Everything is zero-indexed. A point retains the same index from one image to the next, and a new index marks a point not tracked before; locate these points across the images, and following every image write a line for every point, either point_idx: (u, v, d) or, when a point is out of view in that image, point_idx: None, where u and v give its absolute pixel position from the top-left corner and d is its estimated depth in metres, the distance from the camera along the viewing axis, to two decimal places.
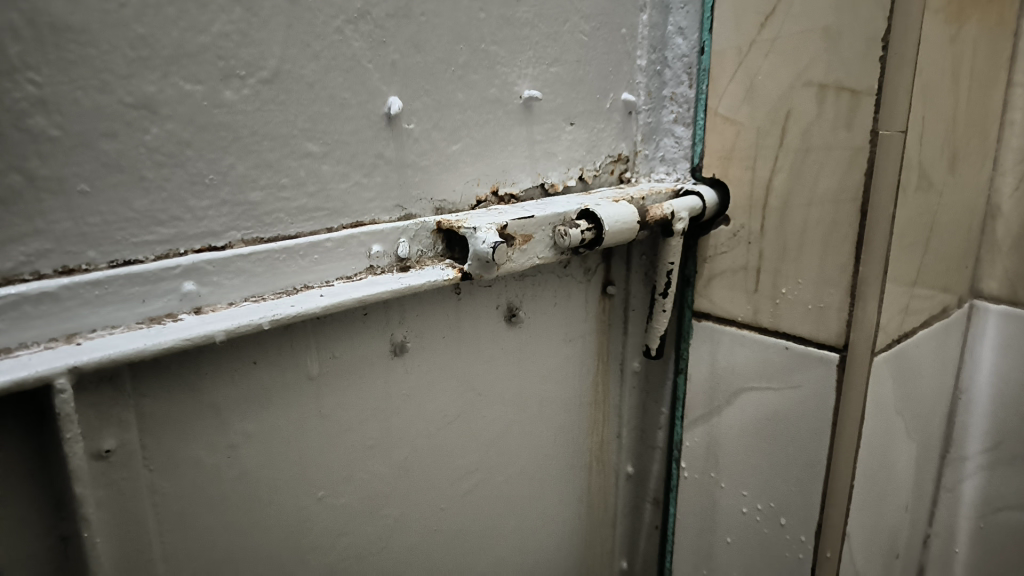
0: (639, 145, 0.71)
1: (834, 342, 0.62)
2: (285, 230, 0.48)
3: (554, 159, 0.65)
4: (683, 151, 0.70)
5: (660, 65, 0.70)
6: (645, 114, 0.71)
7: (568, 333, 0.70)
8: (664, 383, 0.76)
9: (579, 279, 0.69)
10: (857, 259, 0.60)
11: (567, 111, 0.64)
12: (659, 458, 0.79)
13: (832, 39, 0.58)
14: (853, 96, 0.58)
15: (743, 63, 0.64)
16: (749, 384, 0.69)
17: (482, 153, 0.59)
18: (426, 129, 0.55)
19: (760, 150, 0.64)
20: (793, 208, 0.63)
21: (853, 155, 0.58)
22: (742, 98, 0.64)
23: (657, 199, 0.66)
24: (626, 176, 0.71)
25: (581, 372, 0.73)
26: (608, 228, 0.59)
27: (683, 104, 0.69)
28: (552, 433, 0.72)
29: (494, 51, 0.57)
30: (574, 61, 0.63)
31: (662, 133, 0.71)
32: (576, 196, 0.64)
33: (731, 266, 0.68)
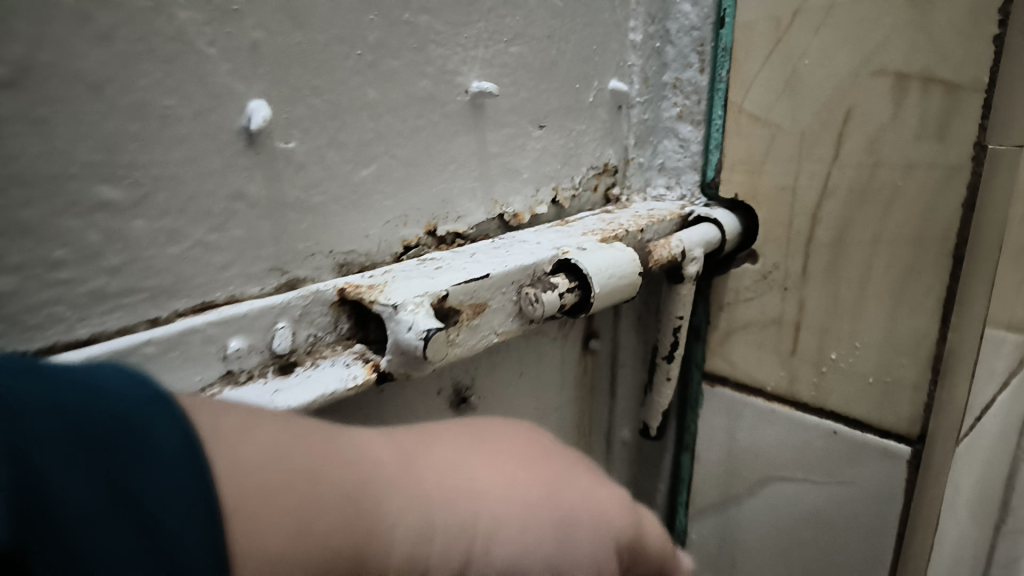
0: (631, 151, 0.54)
1: (906, 431, 0.45)
2: (67, 333, 0.28)
3: (517, 179, 0.46)
4: (689, 157, 0.52)
5: (660, 41, 0.52)
6: (641, 108, 0.53)
7: (540, 411, 0.52)
8: (664, 455, 0.60)
9: (552, 335, 0.51)
10: (946, 322, 0.42)
11: (533, 110, 0.45)
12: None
13: (920, 8, 0.39)
14: (947, 91, 0.39)
15: (782, 41, 0.45)
16: (780, 474, 0.52)
17: (407, 177, 0.39)
18: (317, 148, 0.35)
19: (805, 163, 0.46)
20: (851, 246, 0.45)
21: (944, 176, 0.40)
22: (781, 90, 0.46)
23: (662, 229, 0.48)
24: (614, 194, 0.54)
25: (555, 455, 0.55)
26: (597, 287, 0.40)
27: (691, 94, 0.51)
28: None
29: (424, 23, 0.37)
30: (545, 38, 0.44)
31: (663, 133, 0.53)
32: (550, 230, 0.46)
33: (759, 318, 0.51)
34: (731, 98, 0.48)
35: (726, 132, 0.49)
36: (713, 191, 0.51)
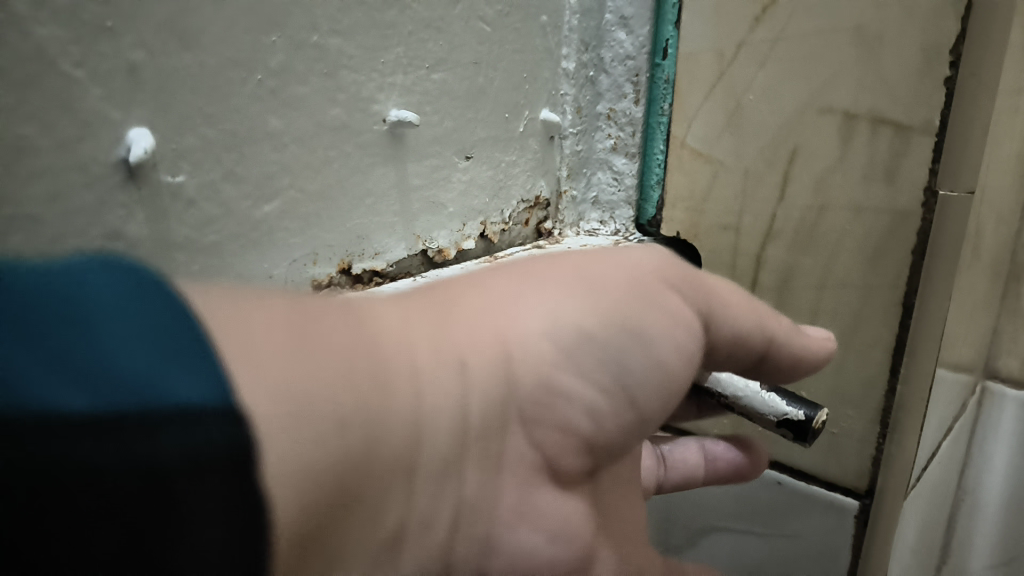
0: (564, 183, 0.51)
1: (852, 484, 0.43)
2: None
3: (443, 213, 0.43)
4: (624, 191, 0.50)
5: (594, 70, 0.50)
6: (573, 140, 0.51)
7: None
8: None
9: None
10: (896, 373, 0.40)
11: (460, 139, 0.42)
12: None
13: (868, 47, 0.37)
14: (897, 133, 0.37)
15: (724, 74, 0.43)
16: (723, 524, 0.49)
17: (317, 212, 0.36)
18: (210, 182, 0.30)
19: (747, 204, 0.43)
20: (798, 291, 0.42)
21: (892, 223, 0.38)
22: (724, 126, 0.43)
23: None
24: (546, 228, 0.51)
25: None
26: None
27: (625, 125, 0.49)
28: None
29: (334, 46, 0.34)
30: (470, 64, 0.42)
31: (596, 165, 0.52)
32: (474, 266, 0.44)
33: None
34: (673, 132, 0.46)
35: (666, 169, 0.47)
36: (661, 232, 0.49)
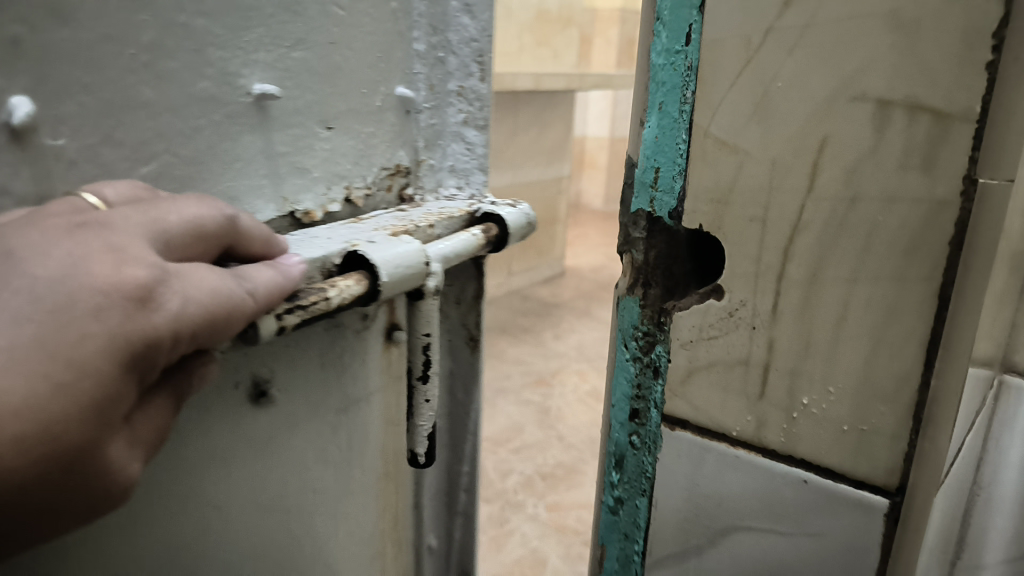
0: (421, 152, 0.51)
1: (883, 482, 0.42)
2: None
3: (308, 177, 0.41)
4: (476, 159, 0.54)
5: (442, 51, 0.50)
6: (428, 114, 0.50)
7: (341, 402, 0.48)
8: (470, 417, 0.60)
9: (355, 330, 0.48)
10: (931, 366, 0.39)
11: (320, 108, 0.41)
12: (462, 526, 0.64)
13: (904, 32, 0.36)
14: (935, 120, 0.36)
15: (751, 61, 0.41)
16: (745, 523, 0.49)
17: (191, 177, 0.34)
18: (91, 146, 0.29)
19: (775, 196, 0.42)
20: (826, 284, 0.41)
21: (929, 213, 0.38)
22: (751, 115, 0.42)
23: (451, 224, 0.49)
24: (407, 193, 0.51)
25: (362, 446, 0.51)
26: (384, 278, 0.38)
27: (474, 101, 0.52)
28: (347, 549, 0.52)
29: (202, 27, 0.33)
30: (327, 44, 0.40)
31: (449, 138, 0.53)
32: (342, 226, 0.43)
33: (724, 358, 0.46)
34: (695, 121, 0.45)
35: (684, 159, 0.46)
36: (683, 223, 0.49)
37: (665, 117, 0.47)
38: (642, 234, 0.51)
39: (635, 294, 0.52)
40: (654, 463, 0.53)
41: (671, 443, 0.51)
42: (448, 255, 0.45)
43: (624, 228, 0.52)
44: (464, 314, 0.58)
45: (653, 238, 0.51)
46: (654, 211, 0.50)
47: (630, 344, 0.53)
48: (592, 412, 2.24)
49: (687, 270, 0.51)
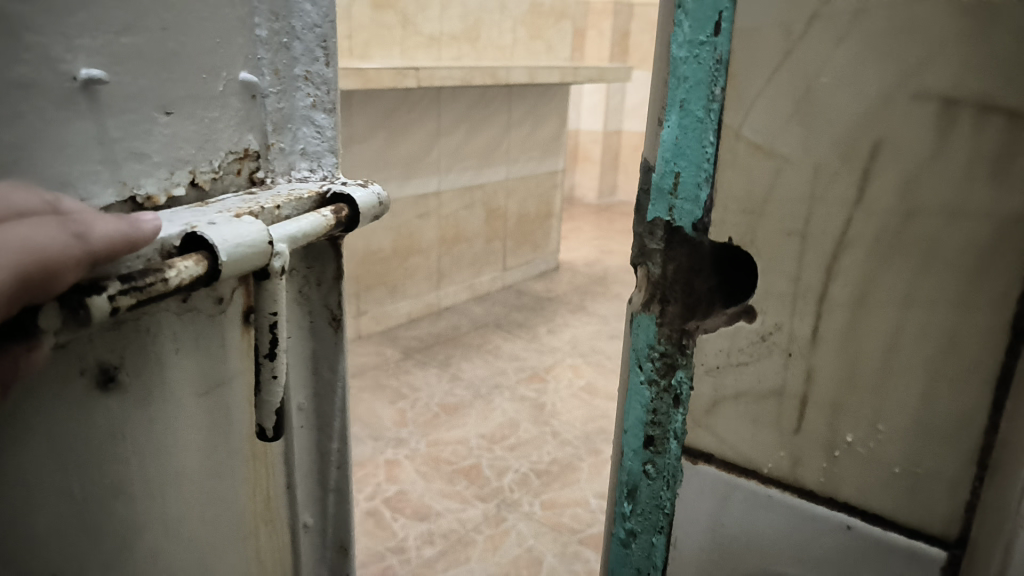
0: (271, 136, 0.44)
1: (940, 529, 0.38)
2: None
3: (149, 164, 0.36)
4: (328, 143, 0.48)
5: (286, 36, 0.44)
6: (276, 98, 0.44)
7: (202, 384, 0.43)
8: (339, 396, 0.55)
9: (207, 315, 0.42)
10: (998, 402, 0.35)
11: (155, 91, 0.36)
12: (336, 500, 0.58)
13: (977, 24, 0.32)
14: (1010, 125, 0.32)
15: (791, 53, 0.36)
16: (776, 568, 0.44)
17: (17, 165, 0.30)
18: None
19: (816, 207, 0.37)
20: (874, 307, 0.37)
21: (999, 232, 0.33)
22: (789, 115, 0.37)
23: (300, 206, 0.43)
24: (258, 177, 0.44)
25: (226, 430, 0.46)
26: (222, 259, 0.34)
27: (322, 85, 0.47)
28: (211, 543, 0.47)
29: (20, 11, 0.29)
30: (160, 29, 0.35)
31: (299, 121, 0.46)
32: (188, 210, 0.38)
33: (756, 387, 0.42)
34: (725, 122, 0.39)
35: (709, 164, 0.41)
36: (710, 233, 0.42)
37: (688, 116, 0.41)
38: (660, 246, 0.45)
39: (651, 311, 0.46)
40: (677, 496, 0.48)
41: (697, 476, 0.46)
42: (293, 235, 0.40)
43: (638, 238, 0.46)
44: (326, 295, 0.52)
45: (672, 249, 0.45)
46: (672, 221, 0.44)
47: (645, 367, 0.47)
48: (587, 410, 2.18)
49: (711, 285, 0.45)
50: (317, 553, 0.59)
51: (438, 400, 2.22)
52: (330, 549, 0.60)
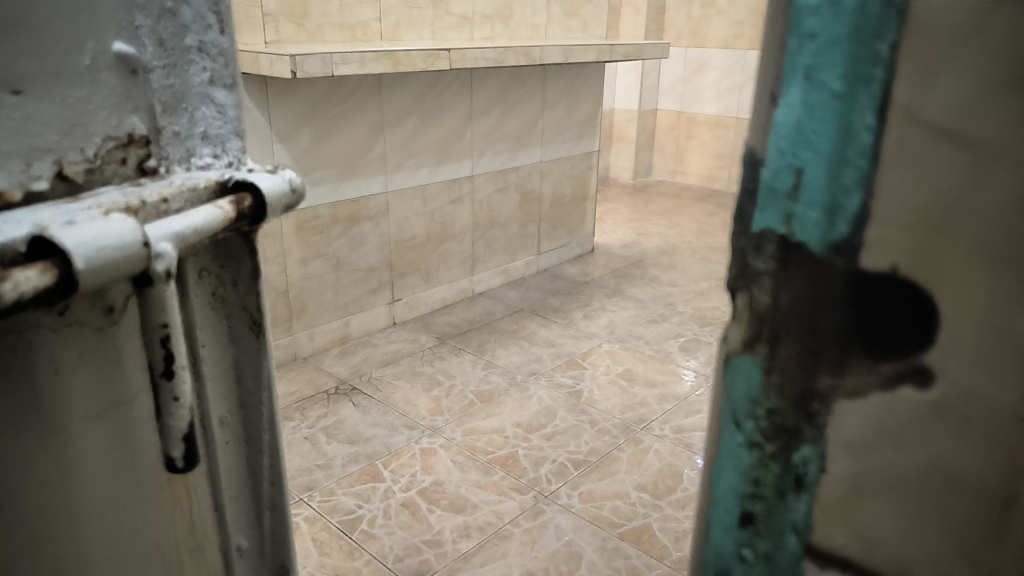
0: (165, 119, 0.63)
1: None
2: None
3: (37, 151, 0.53)
4: (224, 121, 0.68)
5: (176, 10, 0.62)
6: (162, 73, 0.62)
7: (94, 409, 0.61)
8: (263, 405, 0.77)
9: (99, 325, 0.59)
10: None
11: (12, 78, 0.51)
12: (269, 517, 0.83)
13: None
14: None
15: (964, 48, 0.38)
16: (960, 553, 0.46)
17: None
18: None
19: (984, 212, 0.40)
20: None
21: None
22: (973, 108, 0.39)
23: (192, 197, 0.63)
24: (150, 165, 0.62)
25: (134, 453, 0.65)
26: (83, 266, 0.50)
27: (215, 56, 0.66)
28: (125, 555, 0.67)
29: None
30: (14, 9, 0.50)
31: (198, 100, 0.65)
32: (53, 207, 0.53)
33: (946, 382, 0.44)
34: (884, 143, 0.42)
35: (838, 163, 0.43)
36: (855, 255, 0.44)
37: (816, 97, 0.43)
38: (770, 259, 0.47)
39: (758, 352, 0.50)
40: (828, 510, 0.51)
41: (828, 501, 0.50)
42: (183, 232, 0.58)
43: (742, 254, 0.49)
44: (242, 297, 0.72)
45: (785, 281, 0.47)
46: (791, 234, 0.46)
47: (763, 402, 0.50)
48: (597, 541, 2.38)
49: (838, 320, 0.46)
50: (255, 562, 0.83)
51: (455, 530, 2.42)
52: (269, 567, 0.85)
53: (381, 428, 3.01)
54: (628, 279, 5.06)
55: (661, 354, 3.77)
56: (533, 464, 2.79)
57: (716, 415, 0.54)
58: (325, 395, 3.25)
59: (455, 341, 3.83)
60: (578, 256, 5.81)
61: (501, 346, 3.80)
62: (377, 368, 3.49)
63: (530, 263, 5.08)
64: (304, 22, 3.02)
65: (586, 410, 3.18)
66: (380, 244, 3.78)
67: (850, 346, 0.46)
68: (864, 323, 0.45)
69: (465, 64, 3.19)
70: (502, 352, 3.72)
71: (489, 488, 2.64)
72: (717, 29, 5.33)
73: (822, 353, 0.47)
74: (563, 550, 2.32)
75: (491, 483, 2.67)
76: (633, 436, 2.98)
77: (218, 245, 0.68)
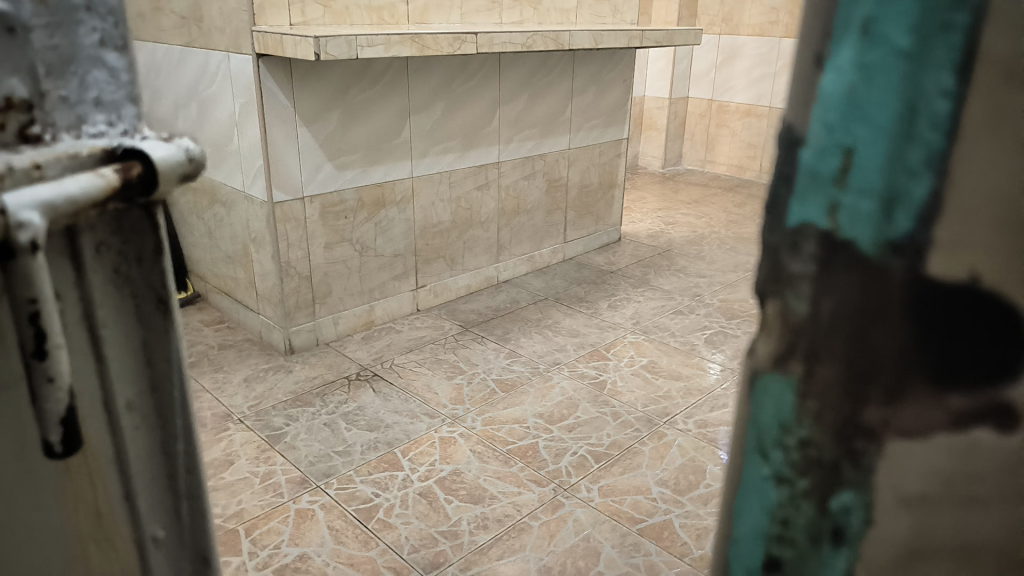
0: (46, 82, 0.47)
1: None
2: None
3: None
4: (121, 87, 0.52)
5: None
6: (44, 34, 0.47)
7: None
8: (175, 392, 0.61)
9: None
10: None
11: None
12: (189, 509, 0.66)
13: None
14: None
15: None
16: None
17: None
18: None
19: None
20: None
21: None
22: None
23: (69, 163, 0.48)
24: (30, 131, 0.46)
25: (18, 435, 0.50)
26: None
27: (105, 17, 0.50)
28: (16, 545, 0.53)
29: None
30: None
31: (87, 63, 0.50)
32: None
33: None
34: (965, 116, 0.38)
35: (901, 138, 0.40)
36: (918, 260, 0.41)
37: (873, 59, 0.40)
38: (811, 259, 0.44)
39: (793, 372, 0.47)
40: (874, 544, 0.47)
41: (874, 557, 0.47)
42: (47, 200, 0.45)
43: (776, 253, 0.46)
44: (148, 273, 0.56)
45: (825, 289, 0.44)
46: (836, 229, 0.43)
47: (795, 427, 0.48)
48: (616, 534, 2.33)
49: (893, 339, 0.43)
50: (173, 555, 0.65)
51: (475, 521, 2.38)
52: (187, 562, 0.67)
53: (401, 416, 2.98)
54: (654, 268, 4.97)
55: (686, 347, 3.70)
56: (554, 456, 2.74)
57: (738, 441, 0.52)
58: (346, 381, 3.22)
59: (478, 329, 3.79)
60: (606, 245, 5.72)
61: (525, 335, 3.75)
62: (399, 355, 3.46)
63: (556, 252, 5.02)
64: (331, 4, 2.99)
65: (608, 402, 3.12)
66: (405, 231, 3.74)
67: (907, 367, 0.42)
68: (917, 346, 0.42)
69: (492, 48, 3.11)
70: (525, 341, 3.67)
71: (509, 479, 2.59)
72: (752, 15, 5.20)
73: (871, 376, 0.44)
74: (581, 545, 2.27)
75: (511, 475, 2.62)
76: (655, 430, 2.91)
77: (119, 216, 0.53)
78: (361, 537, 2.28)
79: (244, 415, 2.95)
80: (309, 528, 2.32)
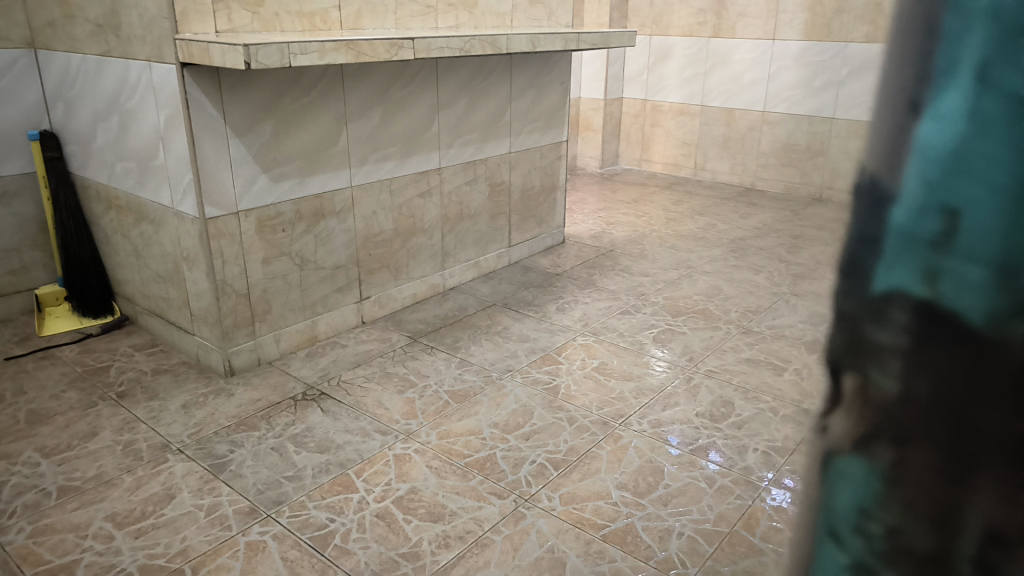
0: None
1: None
2: None
3: None
4: None
5: None
6: None
7: None
8: None
9: None
10: None
11: None
12: None
13: None
14: None
15: None
16: None
17: None
18: None
19: None
20: None
21: None
22: None
23: None
24: None
25: None
26: None
27: None
28: None
29: None
30: None
31: None
32: None
33: None
34: None
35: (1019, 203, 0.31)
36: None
37: (988, 104, 0.30)
38: (898, 333, 0.34)
39: (879, 458, 0.37)
40: None
41: None
42: None
43: (855, 322, 0.35)
44: None
45: (917, 370, 0.34)
46: (934, 300, 0.32)
47: (878, 515, 0.37)
48: (581, 543, 2.25)
49: (1002, 423, 0.34)
50: None
51: (433, 540, 2.26)
52: None
53: (352, 435, 2.83)
54: (599, 269, 4.94)
55: (636, 346, 3.66)
56: (512, 466, 2.64)
57: (806, 533, 0.41)
58: (291, 401, 3.05)
59: (427, 339, 3.66)
60: (550, 247, 5.66)
61: (475, 342, 3.64)
62: (346, 371, 3.31)
63: (501, 256, 4.93)
64: (259, 10, 2.84)
65: (564, 407, 3.04)
66: (346, 241, 3.59)
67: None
68: None
69: (430, 53, 3.00)
70: (476, 348, 3.56)
71: (468, 494, 2.48)
72: (681, 16, 5.23)
73: (972, 460, 0.35)
74: (546, 557, 2.17)
75: (469, 489, 2.51)
76: (612, 432, 2.85)
77: None
78: (314, 567, 2.14)
79: (183, 444, 2.75)
80: (260, 561, 2.16)
